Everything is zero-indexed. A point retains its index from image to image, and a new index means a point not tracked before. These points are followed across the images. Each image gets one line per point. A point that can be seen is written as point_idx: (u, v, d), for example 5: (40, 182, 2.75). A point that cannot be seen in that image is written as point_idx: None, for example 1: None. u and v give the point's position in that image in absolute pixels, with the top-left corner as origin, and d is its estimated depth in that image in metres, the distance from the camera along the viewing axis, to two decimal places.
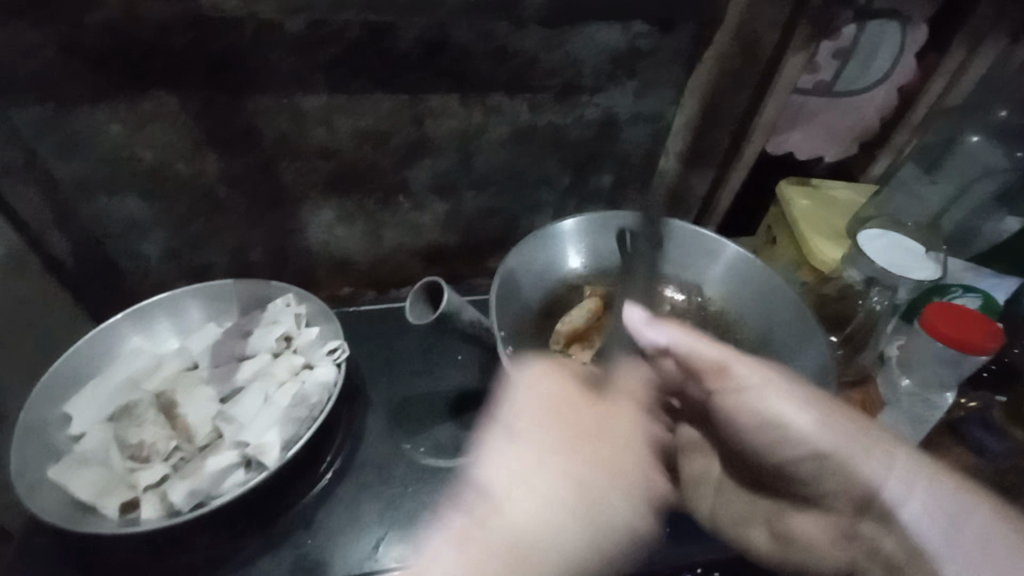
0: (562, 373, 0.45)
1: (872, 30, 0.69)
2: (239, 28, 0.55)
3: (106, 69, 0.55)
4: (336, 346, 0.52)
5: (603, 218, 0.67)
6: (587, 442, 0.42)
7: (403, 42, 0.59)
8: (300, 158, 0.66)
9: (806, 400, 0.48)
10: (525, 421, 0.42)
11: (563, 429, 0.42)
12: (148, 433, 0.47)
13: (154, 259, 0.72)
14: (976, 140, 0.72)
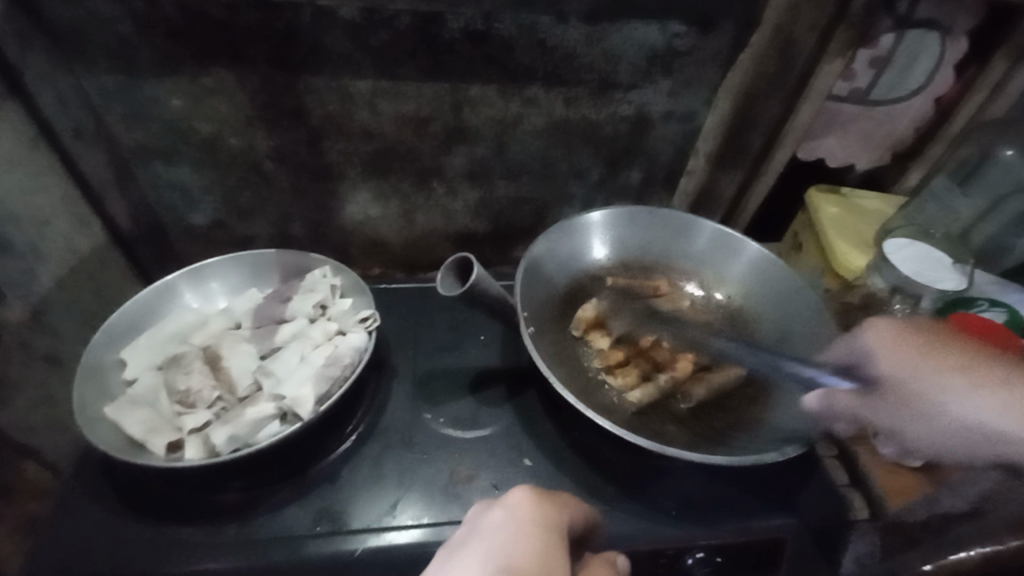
0: (545, 506, 0.38)
1: (912, 40, 0.69)
2: (298, 12, 0.58)
3: (173, 44, 0.59)
4: (368, 315, 0.56)
5: (629, 212, 0.69)
6: None
7: (449, 32, 0.62)
8: (344, 138, 0.70)
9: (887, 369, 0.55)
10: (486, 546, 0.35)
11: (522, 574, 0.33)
12: (195, 382, 0.50)
13: (203, 226, 0.76)
14: (1011, 154, 0.72)
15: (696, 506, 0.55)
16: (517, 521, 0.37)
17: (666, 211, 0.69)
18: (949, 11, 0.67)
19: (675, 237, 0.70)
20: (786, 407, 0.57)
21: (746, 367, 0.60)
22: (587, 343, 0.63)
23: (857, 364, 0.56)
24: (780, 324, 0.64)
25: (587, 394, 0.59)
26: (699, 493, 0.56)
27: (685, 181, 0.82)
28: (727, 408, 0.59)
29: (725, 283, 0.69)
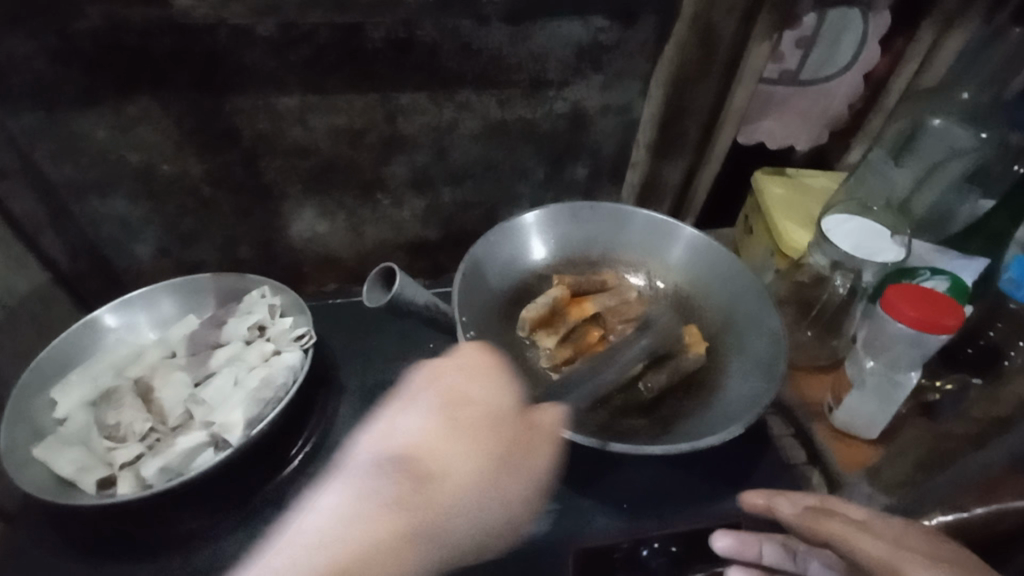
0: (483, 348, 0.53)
1: (834, 17, 0.70)
2: (214, 33, 0.58)
3: (90, 77, 0.59)
4: (305, 333, 0.55)
5: (566, 209, 0.69)
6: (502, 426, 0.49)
7: (371, 42, 0.62)
8: (280, 157, 0.69)
9: (821, 520, 0.45)
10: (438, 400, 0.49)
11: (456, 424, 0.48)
12: (126, 415, 0.50)
13: (148, 257, 0.75)
14: (939, 122, 0.70)
15: (651, 500, 0.57)
16: (464, 369, 0.51)
17: (606, 204, 0.68)
18: None
19: (618, 230, 0.69)
20: (732, 386, 0.58)
21: (700, 349, 0.60)
22: (534, 343, 0.63)
23: (772, 505, 0.49)
24: (723, 308, 0.64)
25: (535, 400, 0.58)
26: (654, 484, 0.58)
27: (631, 173, 0.82)
28: (678, 393, 0.59)
29: (671, 271, 0.68)
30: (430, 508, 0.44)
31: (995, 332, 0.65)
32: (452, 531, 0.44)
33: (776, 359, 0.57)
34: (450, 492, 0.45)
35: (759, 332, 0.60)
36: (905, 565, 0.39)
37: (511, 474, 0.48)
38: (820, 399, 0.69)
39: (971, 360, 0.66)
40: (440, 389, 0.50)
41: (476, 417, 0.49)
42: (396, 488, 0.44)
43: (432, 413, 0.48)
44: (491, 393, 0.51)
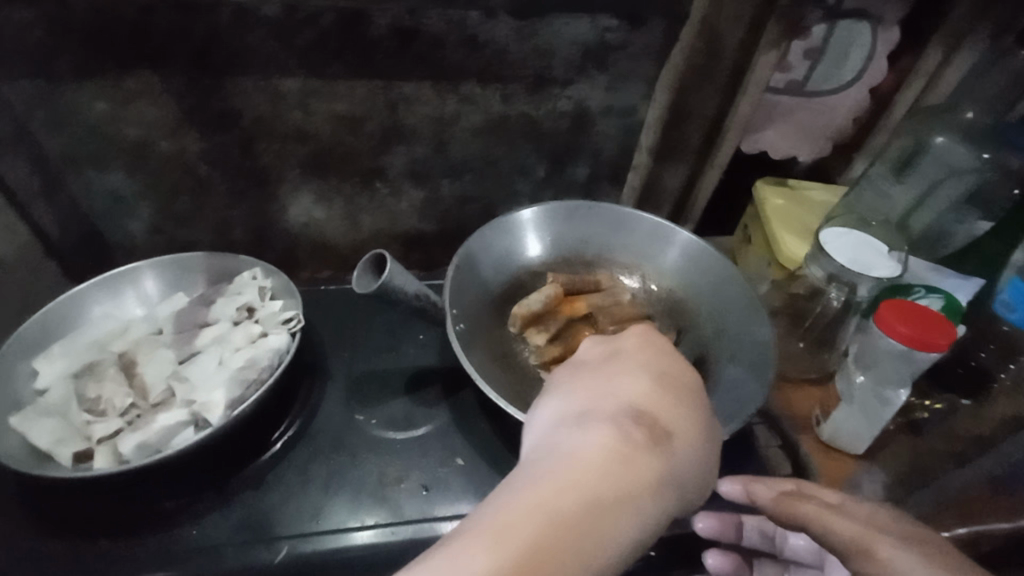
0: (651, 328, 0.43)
1: (842, 30, 0.70)
2: (218, 11, 0.58)
3: (91, 48, 0.58)
4: (293, 316, 0.55)
5: (564, 207, 0.68)
6: (682, 390, 0.39)
7: (376, 29, 0.61)
8: (279, 139, 0.69)
9: (795, 501, 0.44)
10: (624, 361, 0.40)
11: (655, 372, 0.39)
12: (107, 390, 0.50)
13: (141, 234, 0.74)
14: (941, 140, 0.71)
15: None
16: (637, 344, 0.41)
17: (604, 205, 0.68)
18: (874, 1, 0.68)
19: (616, 231, 0.69)
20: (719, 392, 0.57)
21: None
22: (524, 339, 0.62)
23: (749, 488, 0.47)
24: (716, 314, 0.64)
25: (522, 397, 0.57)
26: None
27: (632, 175, 0.82)
28: None
29: (666, 276, 0.68)
30: (580, 511, 0.31)
31: (986, 354, 0.65)
32: (619, 535, 0.31)
33: (763, 369, 0.57)
34: (609, 495, 0.32)
35: (749, 340, 0.60)
36: (881, 547, 0.40)
37: (676, 461, 0.35)
38: (809, 412, 0.69)
39: (961, 381, 0.66)
40: (624, 353, 0.41)
41: (685, 381, 0.39)
42: (634, 433, 0.35)
43: (569, 409, 0.37)
44: (613, 380, 0.38)
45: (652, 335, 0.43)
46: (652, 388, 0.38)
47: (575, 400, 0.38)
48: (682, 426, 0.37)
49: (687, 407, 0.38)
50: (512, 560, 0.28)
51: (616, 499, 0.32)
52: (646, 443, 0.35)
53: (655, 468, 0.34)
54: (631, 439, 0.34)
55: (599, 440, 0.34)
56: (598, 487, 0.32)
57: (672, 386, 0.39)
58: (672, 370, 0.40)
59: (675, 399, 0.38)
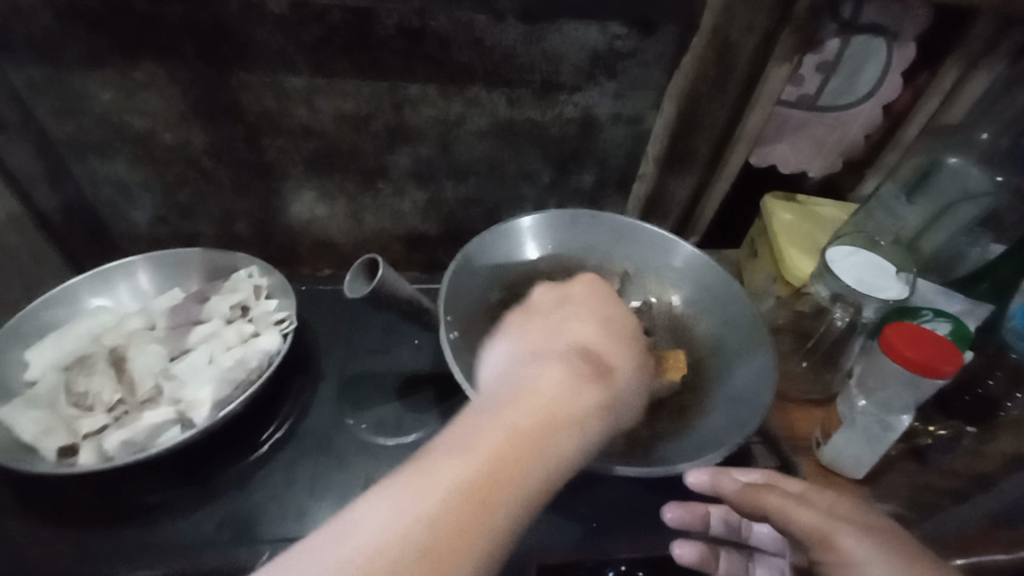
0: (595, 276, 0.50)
1: (858, 45, 0.68)
2: (225, 4, 0.57)
3: (98, 37, 0.58)
4: (286, 317, 0.55)
5: (564, 216, 0.67)
6: (616, 325, 0.45)
7: (383, 29, 0.61)
8: (282, 135, 0.68)
9: (760, 494, 0.43)
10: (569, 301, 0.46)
11: (593, 310, 0.45)
12: (95, 384, 0.49)
13: (144, 224, 0.74)
14: (954, 161, 0.69)
15: (624, 518, 0.56)
16: (581, 289, 0.48)
17: (605, 215, 0.67)
18: (894, 16, 0.67)
19: (616, 241, 0.68)
20: (718, 410, 0.56)
21: (679, 375, 0.58)
22: None
23: (717, 480, 0.47)
24: (716, 330, 0.63)
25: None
26: (626, 505, 0.56)
27: (637, 185, 0.80)
28: (660, 414, 0.57)
29: (668, 289, 0.67)
30: (541, 422, 0.35)
31: (994, 382, 0.64)
32: (573, 443, 0.35)
33: (761, 387, 0.55)
34: (565, 414, 0.36)
35: (750, 358, 0.59)
36: (842, 537, 0.40)
37: (619, 388, 0.40)
38: (809, 434, 0.67)
39: (968, 408, 0.64)
40: (568, 297, 0.47)
41: (619, 320, 0.46)
42: (580, 359, 0.40)
43: (524, 351, 0.42)
44: (563, 326, 0.43)
45: (596, 286, 0.49)
46: (597, 333, 0.43)
47: (529, 342, 0.42)
48: (618, 349, 0.43)
49: (621, 341, 0.44)
50: (480, 466, 0.32)
51: (570, 414, 0.36)
52: (587, 362, 0.40)
53: (599, 380, 0.39)
54: (573, 358, 0.40)
55: (552, 369, 0.38)
56: (553, 404, 0.36)
57: (609, 322, 0.45)
58: (612, 311, 0.46)
59: (612, 331, 0.44)
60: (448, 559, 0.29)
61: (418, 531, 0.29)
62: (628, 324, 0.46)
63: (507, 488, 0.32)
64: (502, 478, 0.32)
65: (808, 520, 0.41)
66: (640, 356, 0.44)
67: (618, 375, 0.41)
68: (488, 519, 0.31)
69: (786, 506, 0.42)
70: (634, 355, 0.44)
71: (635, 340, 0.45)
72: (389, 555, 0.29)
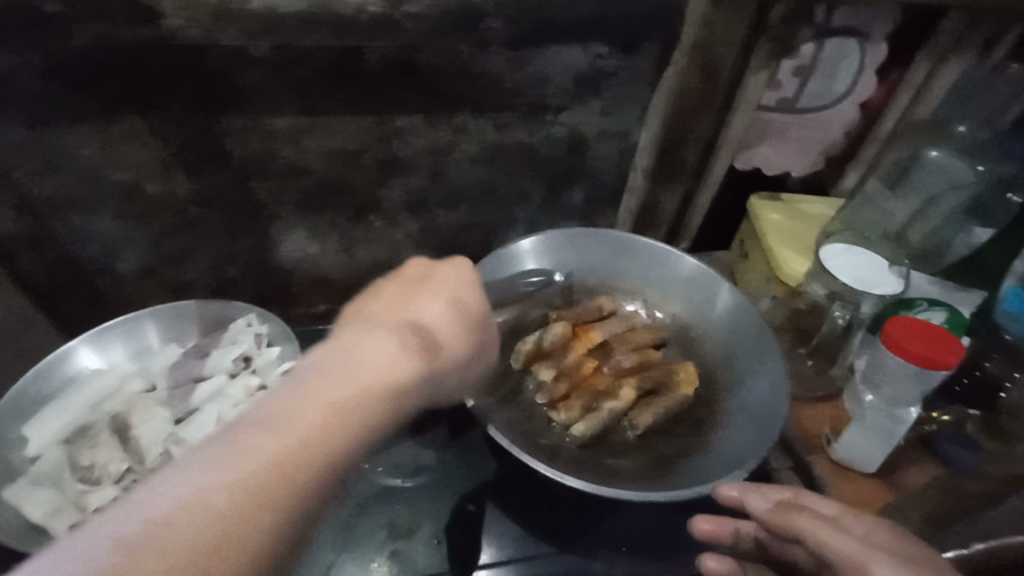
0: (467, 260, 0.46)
1: (833, 48, 0.70)
2: (205, 52, 0.56)
3: (75, 95, 0.56)
4: (292, 366, 0.55)
5: (563, 234, 0.67)
6: (463, 305, 0.43)
7: (368, 65, 0.60)
8: (269, 178, 0.67)
9: (786, 514, 0.42)
10: (416, 288, 0.43)
11: (438, 294, 0.43)
12: (100, 456, 0.51)
13: (131, 277, 0.72)
14: (936, 154, 0.72)
15: (649, 538, 0.56)
16: (434, 275, 0.44)
17: (604, 232, 0.67)
18: (865, 18, 0.68)
19: (616, 257, 0.69)
20: (735, 421, 0.57)
21: (691, 389, 0.60)
22: (532, 375, 0.60)
23: (748, 490, 0.47)
24: (724, 338, 0.64)
25: (552, 453, 0.55)
26: (650, 525, 0.57)
27: (627, 198, 0.80)
28: (676, 429, 0.59)
29: (670, 301, 0.68)
30: (351, 399, 0.33)
31: (992, 363, 0.65)
32: (379, 420, 0.33)
33: (778, 397, 0.56)
34: (381, 391, 0.34)
35: (760, 366, 0.60)
36: (873, 563, 0.36)
37: (447, 363, 0.39)
38: (819, 431, 0.68)
39: (966, 393, 0.65)
40: (416, 278, 0.44)
41: (467, 306, 0.43)
42: (411, 335, 0.38)
43: (358, 322, 0.39)
44: (410, 301, 0.42)
45: (463, 264, 0.46)
46: (444, 312, 0.42)
47: (367, 312, 0.40)
48: (453, 330, 0.41)
49: (461, 324, 0.42)
50: (283, 443, 0.30)
51: (394, 381, 0.35)
52: (413, 334, 0.39)
53: (426, 357, 0.38)
54: (403, 334, 0.38)
55: (382, 338, 0.37)
56: (381, 379, 0.34)
57: (458, 301, 0.43)
58: (466, 296, 0.44)
59: (454, 311, 0.42)
60: (234, 545, 0.27)
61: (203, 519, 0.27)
62: (472, 308, 0.43)
63: (310, 467, 0.30)
64: (298, 459, 0.29)
65: (836, 541, 0.39)
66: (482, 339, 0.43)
67: (448, 355, 0.40)
68: (269, 501, 0.28)
69: (816, 530, 0.40)
70: (473, 338, 0.42)
71: (473, 320, 0.43)
72: (161, 542, 0.25)
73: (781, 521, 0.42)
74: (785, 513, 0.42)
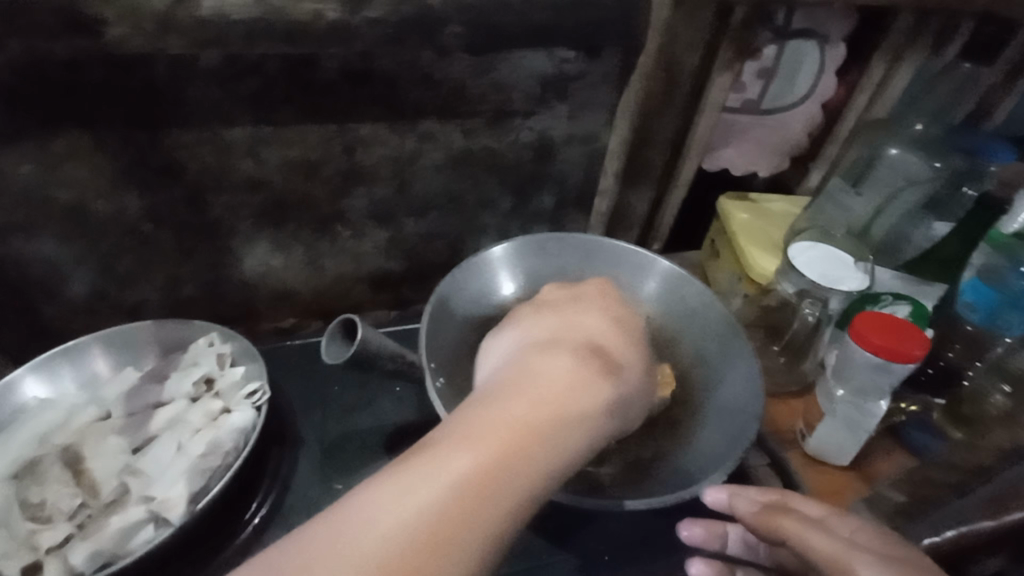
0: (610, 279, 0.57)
1: (792, 49, 0.71)
2: (152, 62, 0.54)
3: (11, 110, 0.53)
4: (256, 388, 0.54)
5: (533, 241, 0.67)
6: (630, 319, 0.52)
7: (325, 72, 0.59)
8: (228, 191, 0.65)
9: (774, 516, 0.44)
10: (571, 296, 0.53)
11: (623, 311, 0.52)
12: (50, 493, 0.48)
13: (82, 300, 0.68)
14: (895, 152, 0.73)
15: (635, 543, 0.56)
16: (581, 288, 0.54)
17: (574, 237, 0.67)
18: (821, 20, 0.70)
19: (587, 261, 0.68)
20: (711, 423, 0.58)
21: (669, 391, 0.59)
22: None
23: (737, 493, 0.48)
24: (697, 340, 0.64)
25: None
26: (636, 530, 0.57)
27: (598, 202, 0.80)
28: (654, 434, 0.58)
29: (644, 302, 0.68)
30: (530, 428, 0.38)
31: (953, 353, 0.67)
32: (575, 439, 0.39)
33: (752, 399, 0.57)
34: (566, 418, 0.40)
35: (734, 367, 0.60)
36: (855, 563, 0.39)
37: (626, 383, 0.45)
38: (792, 426, 0.69)
39: (930, 382, 0.67)
40: (585, 293, 0.53)
41: (636, 322, 0.52)
42: (591, 361, 0.44)
43: (523, 336, 0.48)
44: (581, 312, 0.50)
45: (607, 291, 0.54)
46: (612, 332, 0.49)
47: (540, 330, 0.48)
48: (633, 349, 0.49)
49: (636, 338, 0.50)
50: (488, 457, 0.36)
51: (578, 411, 0.40)
52: (587, 357, 0.44)
53: (601, 384, 0.43)
54: (580, 359, 0.44)
55: (561, 361, 0.43)
56: (575, 405, 0.40)
57: (633, 319, 0.53)
58: (626, 316, 0.52)
59: (625, 331, 0.50)
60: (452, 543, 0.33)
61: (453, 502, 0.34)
62: (624, 329, 0.50)
63: (514, 481, 0.36)
64: (507, 470, 0.36)
65: (820, 541, 0.41)
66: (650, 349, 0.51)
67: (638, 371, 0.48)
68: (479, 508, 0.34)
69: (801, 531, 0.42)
70: (643, 353, 0.50)
71: (628, 346, 0.49)
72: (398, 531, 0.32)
73: (770, 524, 0.44)
74: (771, 514, 0.45)
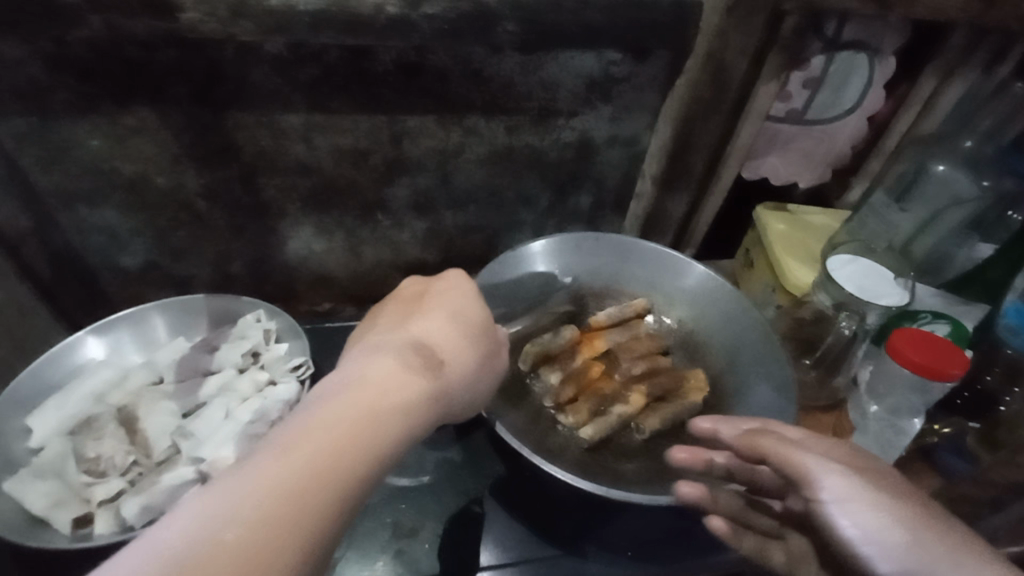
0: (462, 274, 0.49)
1: (842, 61, 0.71)
2: (220, 46, 0.56)
3: (88, 85, 0.56)
4: (301, 362, 0.56)
5: (570, 238, 0.68)
6: (472, 314, 0.46)
7: (381, 64, 0.61)
8: (279, 174, 0.67)
9: (751, 438, 0.44)
10: (422, 303, 0.46)
11: (463, 308, 0.46)
12: (106, 448, 0.51)
13: (136, 270, 0.72)
14: (942, 169, 0.72)
15: (663, 543, 0.56)
16: (427, 287, 0.48)
17: (611, 236, 0.67)
18: (874, 32, 0.69)
19: (622, 261, 0.69)
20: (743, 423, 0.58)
21: (701, 396, 0.60)
22: (538, 377, 0.60)
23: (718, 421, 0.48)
24: (729, 346, 0.64)
25: (559, 451, 0.55)
26: (660, 528, 0.57)
27: (634, 204, 0.81)
28: (683, 435, 0.59)
29: (675, 305, 0.69)
30: (349, 428, 0.33)
31: (991, 378, 0.66)
32: (398, 433, 0.35)
33: (786, 404, 0.56)
34: (389, 412, 0.35)
35: (765, 374, 0.60)
36: (830, 475, 0.40)
37: (452, 378, 0.41)
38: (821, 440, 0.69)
39: (965, 407, 0.66)
40: (431, 294, 0.47)
41: (477, 316, 0.46)
42: (419, 357, 0.40)
43: (367, 343, 0.41)
44: (412, 321, 0.44)
45: (464, 281, 0.48)
46: (447, 327, 0.44)
47: (370, 336, 0.42)
48: (461, 342, 0.43)
49: (474, 337, 0.45)
50: (294, 468, 0.31)
51: (402, 403, 0.36)
52: (411, 352, 0.40)
53: (428, 375, 0.39)
54: (403, 355, 0.39)
55: (383, 363, 0.38)
56: (394, 397, 0.36)
57: (472, 319, 0.46)
58: (467, 309, 0.46)
59: (466, 327, 0.45)
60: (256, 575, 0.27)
61: (243, 537, 0.28)
62: (468, 321, 0.45)
63: (328, 488, 0.31)
64: (322, 478, 0.31)
65: (799, 455, 0.41)
66: (491, 346, 0.46)
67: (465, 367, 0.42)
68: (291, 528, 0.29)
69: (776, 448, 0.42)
70: (476, 348, 0.44)
71: (466, 340, 0.44)
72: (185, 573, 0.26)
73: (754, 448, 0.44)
74: (754, 440, 0.44)
